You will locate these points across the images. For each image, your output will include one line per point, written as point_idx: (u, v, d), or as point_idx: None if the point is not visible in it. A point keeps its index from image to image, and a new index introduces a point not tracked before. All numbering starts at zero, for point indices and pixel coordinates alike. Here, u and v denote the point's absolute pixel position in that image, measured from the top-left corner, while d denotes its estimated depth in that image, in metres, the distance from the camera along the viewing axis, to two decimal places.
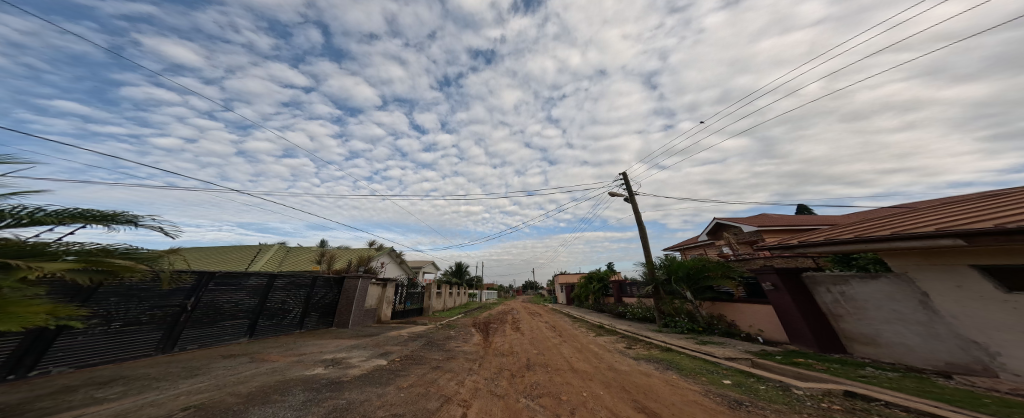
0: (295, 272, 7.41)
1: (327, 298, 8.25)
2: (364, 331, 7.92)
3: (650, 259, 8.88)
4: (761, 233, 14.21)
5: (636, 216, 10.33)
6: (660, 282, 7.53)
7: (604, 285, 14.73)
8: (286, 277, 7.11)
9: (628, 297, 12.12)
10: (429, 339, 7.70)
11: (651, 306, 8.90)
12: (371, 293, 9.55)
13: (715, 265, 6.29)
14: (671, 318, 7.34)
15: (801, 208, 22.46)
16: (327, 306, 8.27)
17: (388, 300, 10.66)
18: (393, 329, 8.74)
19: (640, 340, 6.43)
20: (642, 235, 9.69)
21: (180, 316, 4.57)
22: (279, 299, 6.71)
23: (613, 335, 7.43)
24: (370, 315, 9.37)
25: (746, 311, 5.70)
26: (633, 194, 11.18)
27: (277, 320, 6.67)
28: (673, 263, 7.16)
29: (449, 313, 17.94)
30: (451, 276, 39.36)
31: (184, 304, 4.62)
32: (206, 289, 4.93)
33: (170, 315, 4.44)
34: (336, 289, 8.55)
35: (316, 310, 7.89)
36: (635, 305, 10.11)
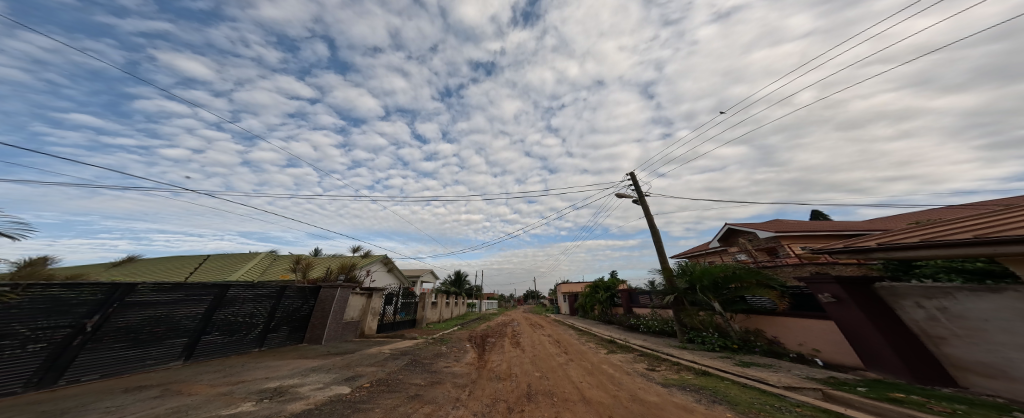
0: (261, 282, 6.47)
1: (300, 310, 7.33)
2: (338, 348, 6.81)
3: (666, 265, 7.89)
4: (779, 238, 13.31)
5: (648, 218, 9.42)
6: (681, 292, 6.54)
7: (612, 294, 13.63)
8: (254, 288, 6.28)
9: (640, 308, 11.03)
10: (414, 357, 6.60)
11: (669, 318, 7.85)
12: (352, 304, 8.49)
13: (748, 272, 5.32)
14: (697, 333, 6.29)
15: (815, 213, 21.52)
16: (300, 319, 7.33)
17: (373, 312, 9.56)
18: (374, 345, 7.63)
19: (662, 358, 5.40)
20: (657, 239, 8.71)
21: (73, 339, 3.55)
22: (246, 312, 5.99)
23: (629, 353, 6.31)
24: (350, 329, 8.28)
25: (794, 327, 4.67)
26: (643, 195, 10.31)
27: (235, 337, 5.73)
28: (696, 269, 6.20)
29: (445, 324, 16.72)
30: (450, 285, 37.92)
31: (81, 324, 3.63)
32: (119, 303, 4.02)
33: (57, 339, 3.42)
34: (310, 301, 7.59)
35: (286, 324, 6.95)
36: (649, 317, 9.04)
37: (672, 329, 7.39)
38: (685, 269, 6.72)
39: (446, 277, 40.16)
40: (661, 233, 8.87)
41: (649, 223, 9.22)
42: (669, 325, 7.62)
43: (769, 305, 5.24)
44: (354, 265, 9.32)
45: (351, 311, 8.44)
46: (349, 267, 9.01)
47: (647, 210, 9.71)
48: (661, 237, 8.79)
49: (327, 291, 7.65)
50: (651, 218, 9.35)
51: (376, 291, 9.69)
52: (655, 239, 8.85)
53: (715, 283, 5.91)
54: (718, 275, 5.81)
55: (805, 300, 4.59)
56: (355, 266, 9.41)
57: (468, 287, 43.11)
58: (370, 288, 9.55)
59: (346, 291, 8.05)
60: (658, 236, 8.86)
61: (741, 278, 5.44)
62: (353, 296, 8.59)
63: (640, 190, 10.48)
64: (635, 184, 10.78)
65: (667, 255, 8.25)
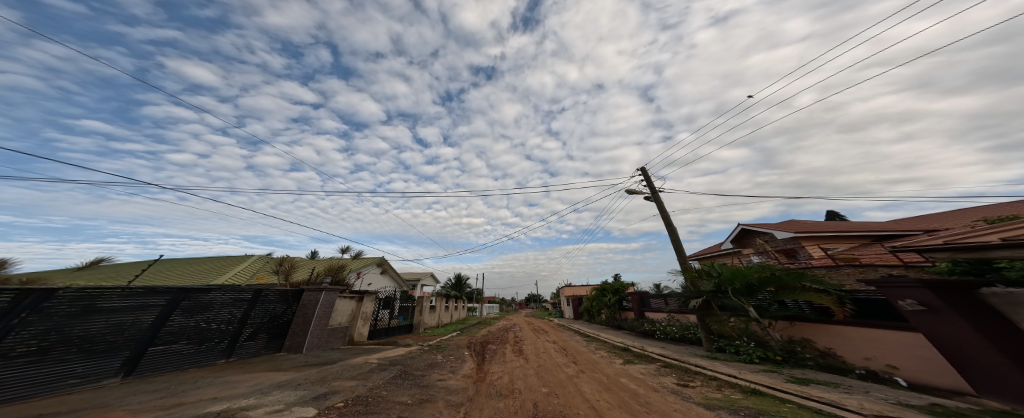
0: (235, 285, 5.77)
1: (280, 315, 6.61)
2: (319, 359, 6.02)
3: (686, 265, 7.11)
4: (799, 239, 12.54)
5: (663, 214, 8.67)
6: (707, 295, 5.82)
7: (621, 297, 12.81)
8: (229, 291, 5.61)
9: (653, 312, 10.21)
10: (404, 368, 5.80)
11: (692, 324, 7.07)
12: (339, 308, 7.74)
13: (791, 273, 4.60)
14: (728, 341, 5.52)
15: (829, 213, 20.66)
16: (280, 325, 6.59)
17: (364, 317, 8.79)
18: (361, 354, 6.82)
19: (693, 371, 4.64)
20: (674, 237, 7.95)
21: None
22: (216, 320, 5.31)
23: (650, 364, 5.48)
24: (336, 336, 7.50)
25: (856, 339, 3.91)
26: (656, 190, 9.57)
27: (196, 347, 4.97)
28: (724, 270, 5.49)
29: (444, 330, 15.90)
30: (450, 288, 36.97)
31: None
32: (27, 313, 3.15)
33: None
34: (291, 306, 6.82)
35: (264, 331, 6.24)
36: (666, 323, 8.24)
37: (697, 336, 6.60)
38: (712, 270, 5.99)
39: (446, 281, 39.25)
40: (678, 231, 8.11)
41: (664, 220, 8.47)
42: (693, 332, 6.81)
43: (820, 311, 4.47)
44: (343, 266, 8.55)
45: (338, 316, 7.68)
46: (337, 268, 8.26)
47: (661, 207, 8.97)
48: (679, 235, 8.03)
49: (311, 294, 6.91)
50: (667, 214, 8.60)
51: (367, 295, 8.94)
52: (672, 237, 8.11)
53: (749, 285, 5.19)
54: (752, 277, 5.08)
55: (869, 307, 3.83)
56: (344, 267, 8.63)
57: (469, 290, 42.17)
58: (361, 292, 8.81)
59: (332, 295, 7.32)
60: (675, 234, 8.10)
61: (781, 280, 4.71)
62: (341, 300, 7.85)
63: (652, 185, 9.76)
64: (647, 180, 10.04)
65: (686, 255, 7.48)
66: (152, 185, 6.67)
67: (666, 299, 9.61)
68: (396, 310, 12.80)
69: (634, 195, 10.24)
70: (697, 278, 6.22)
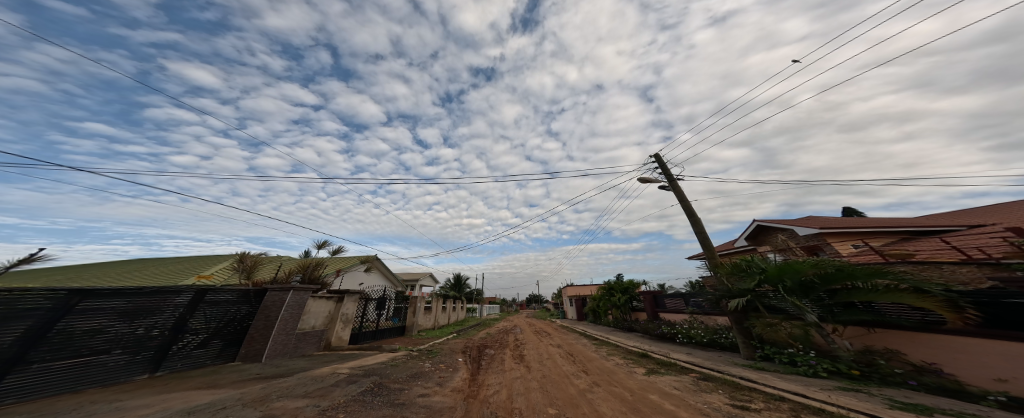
0: (186, 287, 4.75)
1: (235, 318, 5.58)
2: (277, 369, 4.98)
3: (715, 260, 6.08)
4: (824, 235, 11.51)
5: (684, 203, 7.62)
6: (745, 294, 4.84)
7: (631, 297, 11.78)
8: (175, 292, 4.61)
9: (669, 313, 9.22)
10: (379, 380, 4.77)
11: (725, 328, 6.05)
12: (311, 310, 6.72)
13: (866, 269, 3.57)
14: (776, 349, 4.48)
15: (847, 209, 19.57)
16: (234, 330, 5.55)
17: (345, 319, 7.77)
18: (330, 363, 5.74)
19: (743, 388, 3.60)
20: (699, 229, 6.91)
21: None
22: (147, 325, 4.24)
23: (684, 375, 4.46)
24: (307, 342, 6.47)
25: (984, 354, 2.74)
26: (674, 177, 8.52)
27: (118, 359, 3.89)
28: (769, 265, 4.51)
29: (440, 332, 14.91)
30: (450, 288, 35.76)
31: None
32: None
33: None
34: (251, 307, 5.81)
35: (213, 337, 5.19)
36: (688, 325, 7.24)
37: (733, 342, 5.55)
38: (751, 264, 5.00)
39: (447, 281, 38.31)
40: (702, 222, 7.06)
41: (685, 209, 7.44)
42: (725, 337, 5.80)
43: (916, 317, 3.39)
44: (320, 263, 7.50)
45: (309, 319, 6.64)
46: (310, 265, 7.18)
47: (681, 195, 7.91)
48: (703, 226, 6.98)
49: (274, 294, 5.83)
50: (688, 203, 7.56)
51: (349, 295, 7.92)
52: (695, 228, 7.10)
53: (805, 283, 4.20)
54: (809, 274, 4.09)
55: (1002, 312, 2.70)
56: (322, 264, 7.58)
57: (469, 290, 41.12)
58: (340, 291, 7.78)
59: (302, 294, 6.30)
60: (699, 225, 7.08)
61: (852, 277, 3.68)
62: (315, 300, 6.83)
63: (669, 173, 8.72)
64: (662, 166, 9.00)
65: (715, 248, 6.44)
66: (73, 167, 5.55)
67: (686, 299, 8.54)
68: (387, 311, 11.77)
69: (647, 183, 9.19)
70: (734, 275, 5.20)
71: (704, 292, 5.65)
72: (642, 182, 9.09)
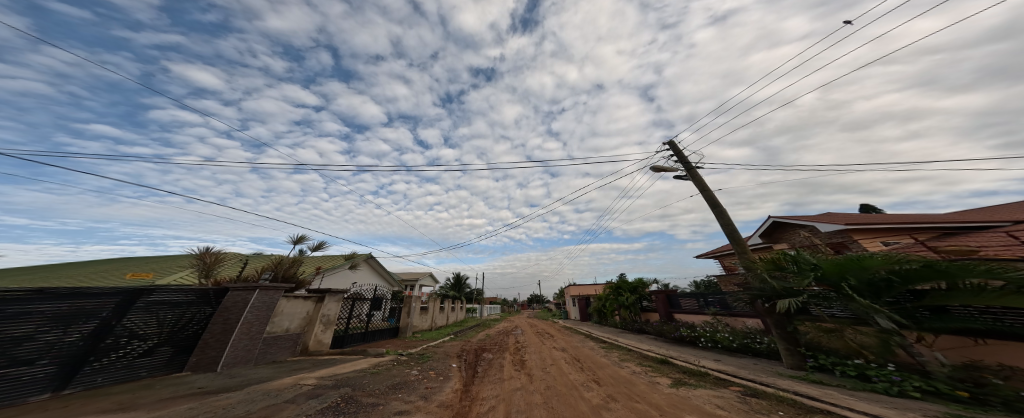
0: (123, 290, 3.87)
1: (183, 326, 4.66)
2: (237, 378, 4.23)
3: (748, 255, 5.24)
4: (849, 231, 10.65)
5: (705, 192, 6.77)
6: (792, 295, 4.03)
7: (640, 297, 10.94)
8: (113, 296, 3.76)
9: (685, 315, 8.39)
10: (350, 393, 3.97)
11: (761, 331, 5.22)
12: (285, 310, 5.92)
13: (969, 265, 2.73)
14: (838, 360, 3.53)
15: (864, 206, 18.69)
16: (180, 339, 4.62)
17: (326, 320, 6.99)
18: (298, 371, 4.90)
19: (812, 411, 2.74)
20: (725, 221, 6.08)
21: None
22: (78, 332, 3.38)
23: (723, 389, 3.63)
24: (278, 347, 5.67)
25: None
26: (692, 164, 7.68)
27: (36, 372, 3.01)
28: (823, 262, 3.70)
29: (437, 333, 14.10)
30: (450, 288, 34.89)
31: None
32: None
33: None
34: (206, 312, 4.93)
35: (150, 348, 4.23)
36: (711, 328, 6.41)
37: (772, 349, 4.67)
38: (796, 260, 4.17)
39: (447, 281, 37.61)
40: (728, 213, 6.22)
41: (707, 199, 6.59)
42: (761, 343, 4.97)
43: None
44: (299, 260, 6.70)
45: (282, 321, 5.85)
46: (285, 262, 6.37)
47: (702, 184, 7.06)
48: (729, 217, 6.14)
49: (236, 293, 4.90)
50: (710, 193, 6.71)
51: (331, 294, 7.14)
52: (720, 220, 6.28)
53: (876, 282, 3.38)
54: (881, 271, 3.27)
55: None
56: (300, 261, 6.78)
57: (470, 290, 40.47)
58: (321, 290, 6.99)
59: (274, 293, 5.48)
60: (724, 217, 6.24)
61: (946, 275, 2.85)
62: (288, 300, 6.03)
63: (685, 161, 7.88)
64: (678, 153, 8.17)
65: (746, 242, 5.59)
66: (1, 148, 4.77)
67: (705, 298, 7.72)
68: (378, 311, 10.99)
69: (661, 172, 8.33)
70: (778, 272, 4.34)
71: (735, 291, 4.83)
72: (656, 170, 8.25)
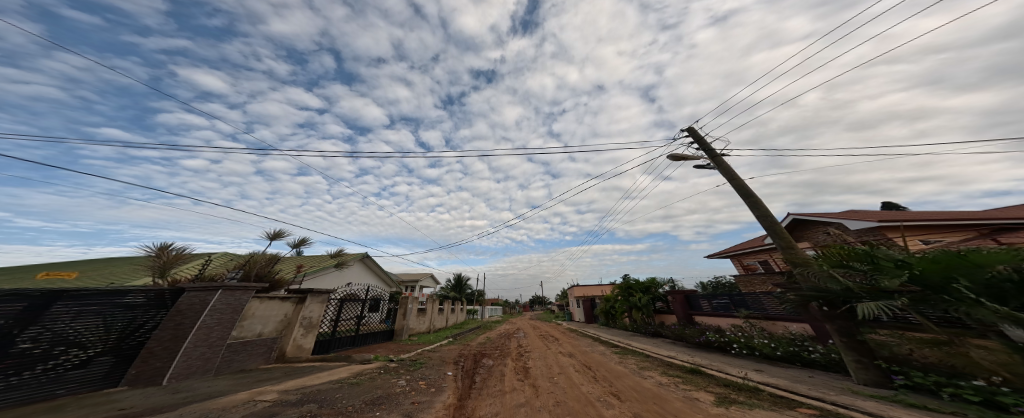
0: (36, 293, 3.10)
1: (126, 334, 3.83)
2: (209, 388, 3.62)
3: (796, 252, 4.43)
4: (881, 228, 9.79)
5: (735, 180, 5.98)
6: (874, 297, 3.18)
7: (653, 298, 10.12)
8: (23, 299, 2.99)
9: (706, 318, 7.67)
10: (315, 411, 3.20)
11: (817, 339, 4.44)
12: (257, 313, 5.07)
13: None
14: (951, 380, 2.66)
15: (886, 204, 17.74)
16: (120, 351, 3.76)
17: (309, 323, 6.18)
18: (264, 383, 4.07)
19: None
20: (761, 213, 5.25)
21: None
22: None
23: (790, 412, 2.80)
24: (248, 354, 4.87)
25: None
26: (716, 151, 6.89)
27: None
28: (912, 258, 2.86)
29: (435, 336, 13.35)
30: (450, 289, 34.20)
31: None
32: None
33: None
34: (155, 317, 4.12)
35: (76, 361, 3.37)
36: (743, 334, 5.76)
37: (840, 361, 3.79)
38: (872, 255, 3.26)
39: (447, 282, 36.96)
40: (764, 203, 5.40)
41: (738, 189, 5.78)
42: (814, 352, 4.25)
43: None
44: (279, 258, 5.92)
45: (253, 325, 5.01)
46: (263, 259, 5.61)
47: (730, 173, 6.24)
48: (766, 209, 5.32)
49: (192, 295, 4.01)
50: (741, 182, 5.90)
51: (314, 294, 6.35)
52: (754, 213, 5.47)
53: (999, 284, 2.42)
54: (999, 270, 2.35)
55: None
56: (278, 259, 6.00)
57: (471, 291, 39.84)
58: (304, 290, 6.22)
59: (244, 294, 4.67)
60: (760, 208, 5.41)
61: None
62: (261, 301, 5.17)
63: (708, 149, 7.08)
64: (699, 140, 7.39)
65: (789, 235, 4.77)
66: None
67: (732, 299, 6.97)
68: (377, 313, 10.69)
69: (681, 160, 7.52)
70: (853, 269, 3.46)
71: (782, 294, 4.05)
72: (675, 159, 7.45)
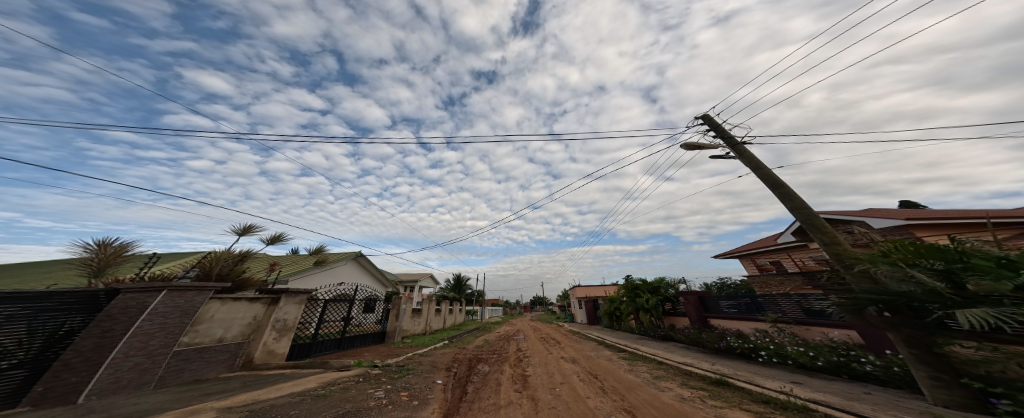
0: None
1: (49, 341, 3.10)
2: (129, 406, 2.94)
3: (843, 246, 3.72)
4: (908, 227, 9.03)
5: (760, 168, 5.28)
6: (962, 302, 2.39)
7: (663, 300, 9.42)
8: None
9: (723, 322, 7.05)
10: None
11: (869, 348, 3.75)
12: (216, 316, 4.43)
13: None
14: None
15: (903, 203, 16.89)
16: (35, 362, 3.00)
17: (283, 326, 5.50)
18: (208, 398, 3.40)
19: None
20: (795, 205, 4.52)
21: None
22: None
23: None
24: (205, 363, 4.24)
25: None
26: (736, 138, 6.19)
27: None
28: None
29: (431, 339, 12.71)
30: (450, 289, 33.60)
31: None
32: None
33: None
34: (82, 320, 3.39)
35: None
36: (770, 340, 5.10)
37: (903, 377, 3.10)
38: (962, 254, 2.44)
39: (447, 282, 36.41)
40: (797, 193, 4.68)
41: (765, 178, 5.09)
42: (864, 365, 3.57)
43: None
44: (247, 255, 5.26)
45: (212, 329, 4.37)
46: (228, 256, 4.96)
47: (754, 162, 5.52)
48: (800, 199, 4.58)
49: (129, 296, 3.42)
50: (768, 170, 5.20)
51: (290, 294, 5.66)
52: (785, 205, 4.75)
53: None
54: None
55: None
56: (247, 257, 5.34)
57: (470, 291, 39.21)
58: (277, 290, 5.56)
59: (200, 295, 4.12)
60: (792, 199, 4.68)
61: None
62: (222, 302, 4.53)
63: (727, 136, 6.38)
64: (716, 127, 6.69)
65: (832, 229, 4.05)
66: None
67: (754, 301, 6.30)
68: (371, 314, 10.28)
69: (695, 149, 6.82)
70: (931, 266, 2.66)
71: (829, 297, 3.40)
72: (688, 148, 6.76)
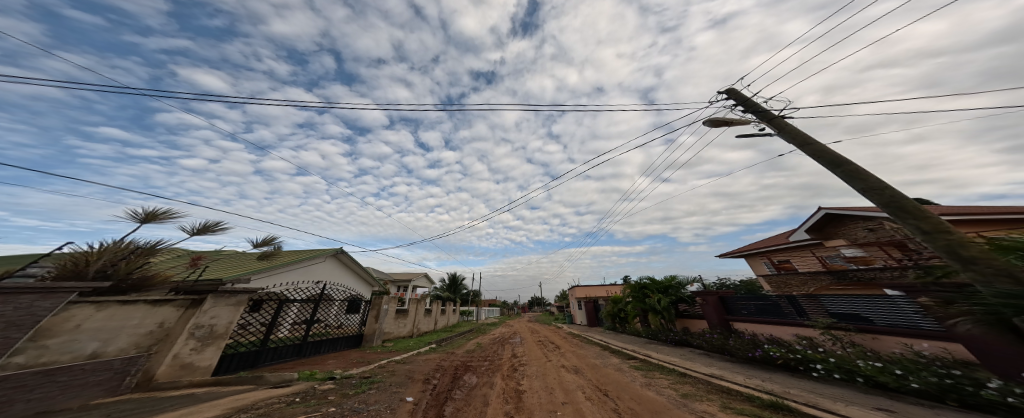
0: None
1: None
2: None
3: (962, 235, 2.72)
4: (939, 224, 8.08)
5: (810, 145, 4.28)
6: None
7: (675, 300, 8.42)
8: None
9: (750, 326, 6.15)
10: None
11: (995, 366, 2.76)
12: (82, 326, 3.12)
13: None
14: None
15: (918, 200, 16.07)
16: None
17: (208, 334, 4.35)
18: None
19: None
20: (868, 185, 3.50)
21: None
22: None
23: None
24: (58, 389, 2.83)
25: None
26: (772, 111, 5.16)
27: None
28: None
29: (419, 342, 11.60)
30: (445, 289, 32.36)
31: None
32: None
33: None
34: None
35: None
36: (826, 351, 4.14)
37: None
38: None
39: (442, 282, 35.14)
40: (866, 171, 3.67)
41: (820, 155, 4.09)
42: (978, 390, 2.61)
43: None
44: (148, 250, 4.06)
45: (76, 343, 3.05)
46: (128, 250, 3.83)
47: (800, 137, 4.51)
48: (875, 178, 3.56)
49: None
50: (820, 146, 4.20)
51: (219, 295, 4.56)
52: (851, 186, 3.73)
53: None
54: None
55: None
56: (157, 253, 4.16)
57: (466, 292, 37.98)
58: (200, 290, 4.44)
59: (45, 301, 2.70)
60: (861, 179, 3.66)
61: None
62: (97, 308, 3.29)
63: (760, 110, 5.36)
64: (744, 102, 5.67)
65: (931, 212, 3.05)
66: None
67: (788, 300, 5.45)
68: (356, 314, 9.35)
69: (721, 127, 5.76)
70: None
71: None
72: (713, 126, 5.70)
